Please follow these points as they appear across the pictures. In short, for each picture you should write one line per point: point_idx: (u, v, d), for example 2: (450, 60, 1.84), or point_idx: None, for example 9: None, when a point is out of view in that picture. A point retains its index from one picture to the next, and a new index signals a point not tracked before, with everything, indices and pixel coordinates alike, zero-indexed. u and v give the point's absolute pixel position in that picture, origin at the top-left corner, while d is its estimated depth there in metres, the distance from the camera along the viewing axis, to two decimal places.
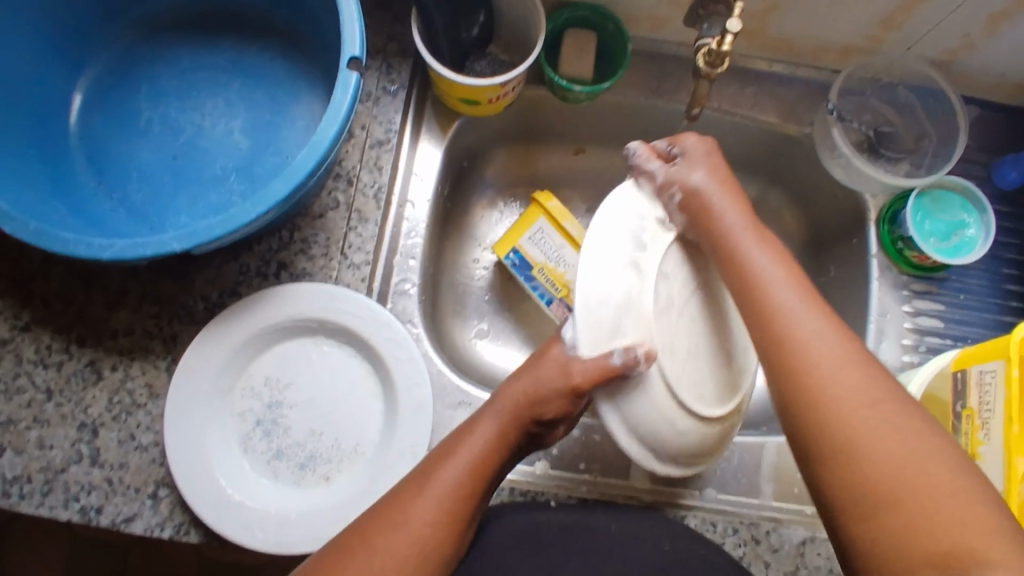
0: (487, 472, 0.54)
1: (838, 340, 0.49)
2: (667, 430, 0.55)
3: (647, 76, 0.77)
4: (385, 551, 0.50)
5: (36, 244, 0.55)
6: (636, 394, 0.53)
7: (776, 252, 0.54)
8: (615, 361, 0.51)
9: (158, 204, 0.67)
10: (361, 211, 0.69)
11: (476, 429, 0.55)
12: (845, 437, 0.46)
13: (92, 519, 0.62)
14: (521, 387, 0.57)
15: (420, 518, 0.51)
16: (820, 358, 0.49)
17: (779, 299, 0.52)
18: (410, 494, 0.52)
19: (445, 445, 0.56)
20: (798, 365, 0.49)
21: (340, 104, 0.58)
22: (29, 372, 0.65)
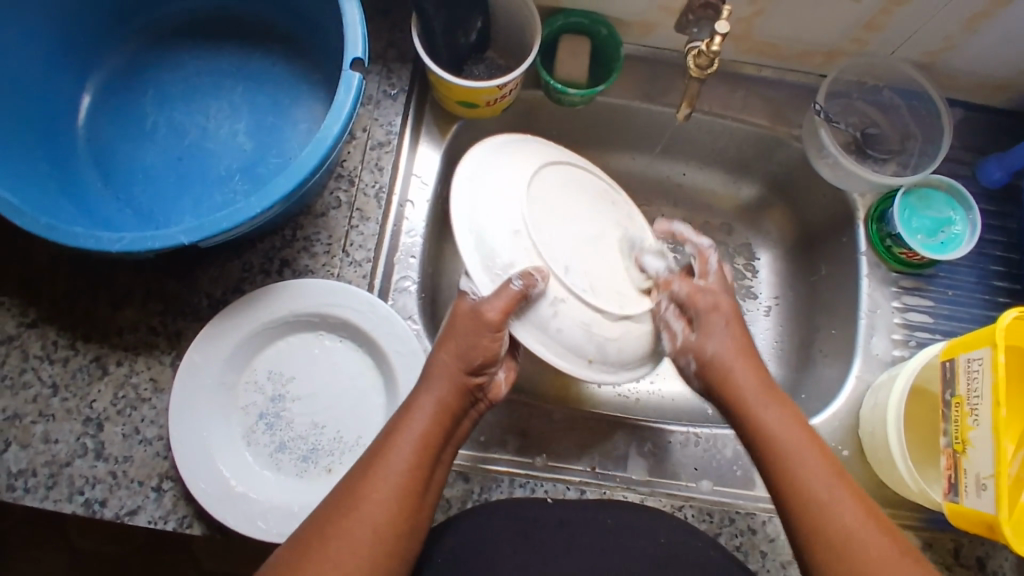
0: (430, 441, 0.55)
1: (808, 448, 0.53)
2: (587, 337, 0.59)
3: (639, 80, 0.79)
4: (346, 535, 0.50)
5: (47, 237, 0.56)
6: (552, 307, 0.57)
7: (761, 375, 0.57)
8: (514, 288, 0.56)
9: (164, 203, 0.69)
10: (362, 210, 0.71)
11: (418, 404, 0.56)
12: (829, 529, 0.50)
13: (96, 512, 0.63)
14: (447, 345, 0.58)
15: (375, 497, 0.51)
16: (781, 431, 0.54)
17: (749, 397, 0.56)
18: (359, 477, 0.53)
19: (387, 424, 0.56)
20: (805, 479, 0.52)
21: (342, 104, 0.60)
22: (36, 368, 0.66)
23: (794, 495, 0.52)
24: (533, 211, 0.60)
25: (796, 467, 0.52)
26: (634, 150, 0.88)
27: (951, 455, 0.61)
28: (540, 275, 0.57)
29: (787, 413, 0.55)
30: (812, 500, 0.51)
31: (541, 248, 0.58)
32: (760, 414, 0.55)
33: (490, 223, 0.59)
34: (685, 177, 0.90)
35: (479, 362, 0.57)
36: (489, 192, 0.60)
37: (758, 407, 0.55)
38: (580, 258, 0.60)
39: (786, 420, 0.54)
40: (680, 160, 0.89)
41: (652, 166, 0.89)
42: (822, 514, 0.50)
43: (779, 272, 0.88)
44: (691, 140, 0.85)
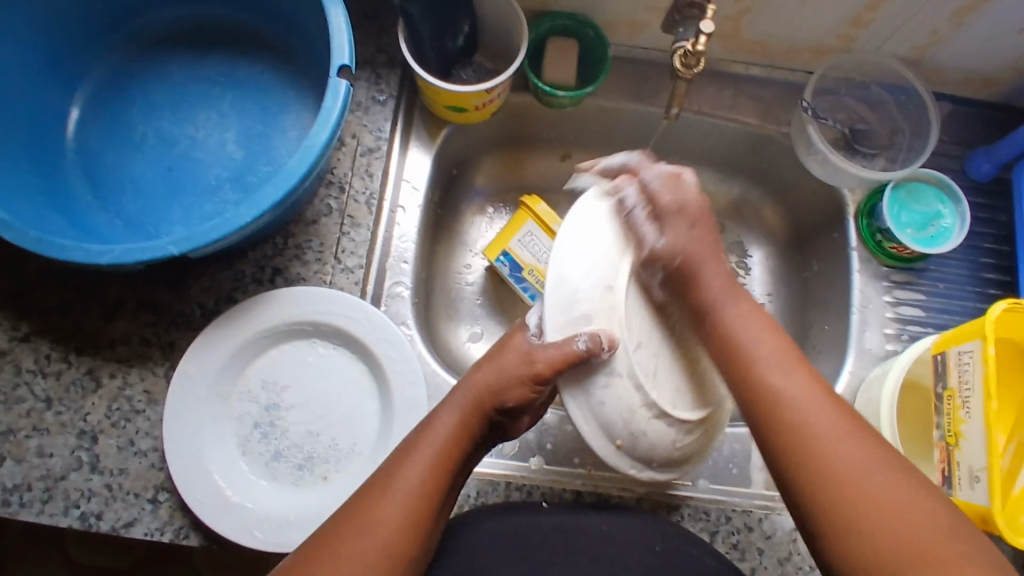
0: (451, 459, 0.55)
1: (791, 370, 0.53)
2: (624, 421, 0.55)
3: (627, 81, 0.80)
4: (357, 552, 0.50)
5: (37, 251, 0.56)
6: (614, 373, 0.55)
7: (752, 308, 0.58)
8: (577, 347, 0.53)
9: (154, 214, 0.69)
10: (353, 217, 0.71)
11: (437, 425, 0.56)
12: (811, 447, 0.50)
13: (92, 525, 0.63)
14: (476, 375, 0.58)
15: (391, 517, 0.52)
16: (737, 318, 0.57)
17: (708, 288, 0.58)
18: (374, 496, 0.53)
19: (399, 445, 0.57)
20: (761, 395, 0.53)
21: (330, 111, 0.60)
22: (28, 382, 0.66)
23: (766, 401, 0.53)
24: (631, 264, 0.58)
25: (735, 339, 0.56)
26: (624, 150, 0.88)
27: (944, 448, 0.61)
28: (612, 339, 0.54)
29: (746, 305, 0.58)
30: (798, 424, 0.51)
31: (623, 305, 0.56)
32: (722, 313, 0.57)
33: (584, 263, 0.56)
34: None
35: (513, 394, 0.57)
36: (595, 225, 0.58)
37: (718, 303, 0.57)
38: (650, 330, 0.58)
39: (744, 310, 0.57)
40: (670, 159, 0.89)
41: None
42: (809, 448, 0.50)
43: (772, 269, 0.88)
44: (680, 139, 0.85)
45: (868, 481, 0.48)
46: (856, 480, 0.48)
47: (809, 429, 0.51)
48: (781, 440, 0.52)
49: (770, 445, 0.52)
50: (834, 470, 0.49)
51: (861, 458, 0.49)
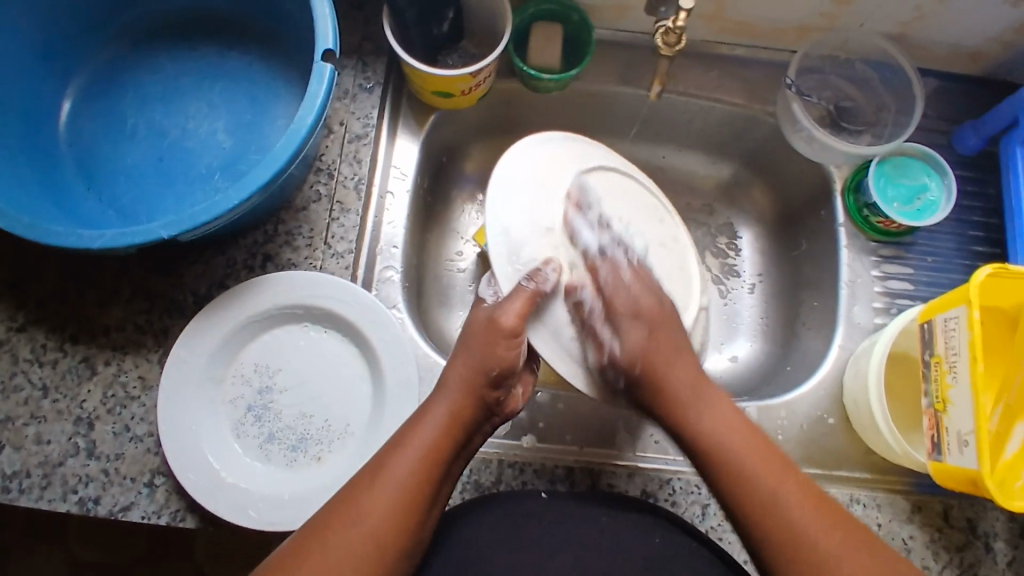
0: (444, 446, 0.56)
1: (736, 430, 0.58)
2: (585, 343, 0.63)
3: (612, 65, 0.80)
4: (351, 538, 0.51)
5: (28, 238, 0.57)
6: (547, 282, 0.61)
7: (687, 364, 0.62)
8: (526, 289, 0.60)
9: (147, 203, 0.70)
10: (342, 202, 0.72)
11: (430, 413, 0.57)
12: (764, 504, 0.54)
13: (90, 509, 0.64)
14: (465, 359, 0.60)
15: (381, 502, 0.53)
16: (714, 432, 0.58)
17: (679, 398, 0.60)
18: (367, 484, 0.54)
19: (390, 437, 0.57)
20: (740, 489, 0.56)
21: (315, 95, 0.60)
22: (25, 371, 0.67)
23: (745, 499, 0.55)
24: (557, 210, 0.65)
25: (721, 452, 0.57)
26: (611, 134, 0.89)
27: (933, 415, 0.60)
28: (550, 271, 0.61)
29: (720, 414, 0.59)
30: (740, 473, 0.56)
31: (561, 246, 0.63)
32: (700, 423, 0.59)
33: (518, 219, 0.63)
34: (664, 159, 0.91)
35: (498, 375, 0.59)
36: (528, 181, 0.65)
37: (692, 410, 0.59)
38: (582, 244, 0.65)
39: (720, 421, 0.59)
40: (658, 142, 0.90)
41: (631, 149, 0.90)
42: (773, 513, 0.54)
43: (762, 249, 0.89)
44: (668, 121, 0.86)
45: (792, 516, 0.53)
46: (810, 543, 0.52)
47: (750, 477, 0.55)
48: (756, 523, 0.54)
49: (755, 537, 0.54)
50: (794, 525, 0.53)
51: (817, 521, 0.53)
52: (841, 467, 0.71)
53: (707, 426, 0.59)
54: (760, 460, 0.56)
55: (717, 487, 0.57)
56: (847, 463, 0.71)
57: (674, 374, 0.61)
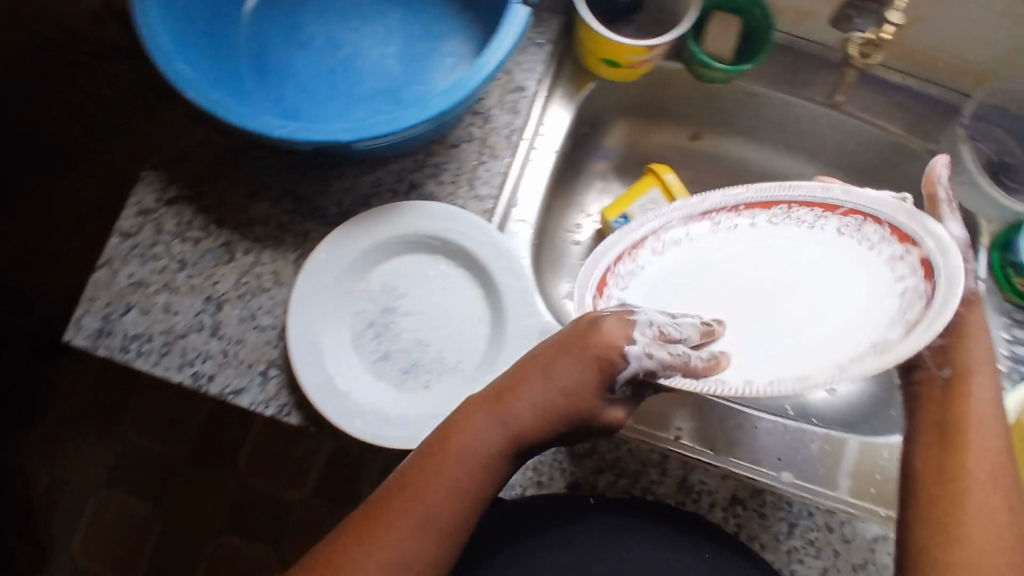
0: (499, 464, 0.49)
1: (998, 438, 0.51)
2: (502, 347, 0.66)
3: (779, 69, 0.80)
4: (396, 545, 0.48)
5: (216, 114, 0.59)
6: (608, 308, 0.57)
7: (992, 385, 0.53)
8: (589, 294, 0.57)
9: (310, 110, 0.72)
10: (493, 148, 0.73)
11: (472, 447, 0.49)
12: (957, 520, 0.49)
13: (201, 385, 0.67)
14: (540, 366, 0.49)
15: (437, 517, 0.49)
16: (987, 425, 0.52)
17: (977, 392, 0.53)
18: (416, 492, 0.49)
19: (435, 434, 0.51)
20: (956, 489, 0.50)
21: (509, 35, 0.61)
22: (167, 242, 0.70)
23: (952, 511, 0.49)
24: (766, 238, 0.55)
25: (969, 451, 0.51)
26: (757, 138, 0.88)
27: None
28: (649, 248, 0.59)
29: (999, 423, 0.52)
30: (959, 481, 0.50)
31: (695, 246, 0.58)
32: (977, 412, 0.52)
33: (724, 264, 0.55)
34: (801, 177, 0.89)
35: (592, 408, 0.47)
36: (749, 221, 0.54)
37: (981, 402, 0.52)
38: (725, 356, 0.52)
39: (999, 432, 0.52)
40: (800, 159, 0.88)
41: (771, 160, 0.89)
42: (960, 530, 0.49)
43: None
44: (818, 138, 0.85)
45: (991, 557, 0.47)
46: None
47: (968, 492, 0.49)
48: (928, 525, 0.50)
49: (923, 535, 0.50)
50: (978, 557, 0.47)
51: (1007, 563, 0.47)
52: None
53: (976, 417, 0.52)
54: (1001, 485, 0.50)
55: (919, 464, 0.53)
56: None
57: (987, 405, 0.52)
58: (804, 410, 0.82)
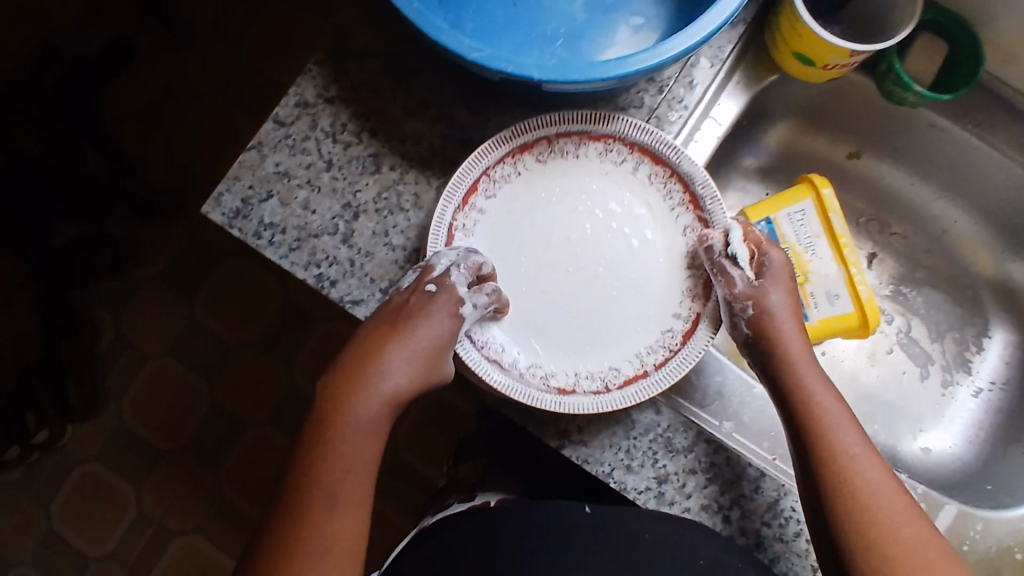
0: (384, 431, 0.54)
1: (849, 426, 0.56)
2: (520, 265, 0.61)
3: (972, 108, 0.74)
4: (329, 543, 0.50)
5: (415, 23, 0.57)
6: (466, 220, 0.61)
7: (824, 380, 0.58)
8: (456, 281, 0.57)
9: (487, 39, 0.70)
10: (660, 120, 0.70)
11: (361, 406, 0.53)
12: (875, 520, 0.53)
13: (324, 288, 0.67)
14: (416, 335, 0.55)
15: (339, 514, 0.51)
16: (824, 403, 0.57)
17: (807, 378, 0.58)
18: (320, 485, 0.51)
19: (322, 421, 0.53)
20: (852, 485, 0.54)
21: (727, 6, 0.59)
22: (319, 140, 0.69)
23: (861, 511, 0.53)
24: (624, 187, 0.63)
25: (853, 464, 0.55)
26: (916, 175, 0.83)
27: None
28: (536, 153, 0.62)
29: (829, 394, 0.57)
30: (846, 474, 0.54)
31: (568, 166, 0.62)
32: (812, 389, 0.57)
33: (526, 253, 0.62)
34: (953, 225, 0.84)
35: (437, 379, 0.56)
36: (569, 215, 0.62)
37: (808, 379, 0.58)
38: (546, 316, 0.61)
39: (834, 396, 0.57)
40: (957, 205, 0.84)
41: (925, 199, 0.85)
42: (875, 532, 0.53)
43: (1006, 359, 0.83)
44: (986, 190, 0.80)
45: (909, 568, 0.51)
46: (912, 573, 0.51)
47: (857, 481, 0.54)
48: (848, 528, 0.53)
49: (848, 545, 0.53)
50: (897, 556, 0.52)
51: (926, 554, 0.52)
52: None
53: (822, 400, 0.57)
54: (877, 476, 0.54)
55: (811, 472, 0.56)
56: None
57: (817, 389, 0.57)
58: (893, 460, 0.80)
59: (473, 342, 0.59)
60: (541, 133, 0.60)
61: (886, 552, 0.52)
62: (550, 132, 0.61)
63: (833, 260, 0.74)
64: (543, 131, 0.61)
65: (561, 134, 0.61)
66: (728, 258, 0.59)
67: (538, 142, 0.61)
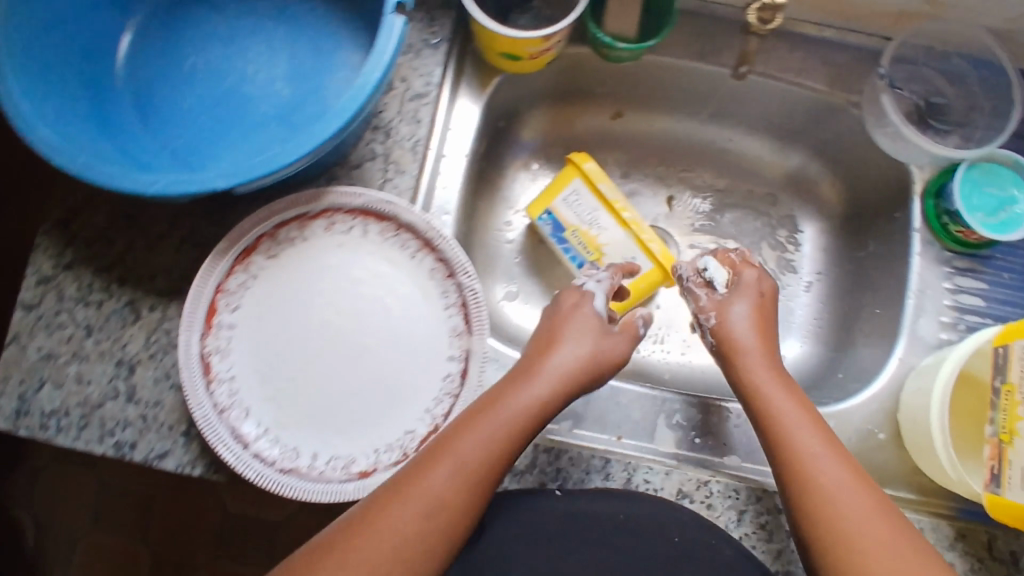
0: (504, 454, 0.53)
1: (807, 420, 0.58)
2: (273, 367, 0.62)
3: (691, 37, 0.75)
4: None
5: (84, 178, 0.55)
6: (217, 340, 0.61)
7: (773, 366, 0.62)
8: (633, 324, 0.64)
9: (202, 149, 0.67)
10: (397, 164, 0.69)
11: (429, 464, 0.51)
12: (823, 500, 0.53)
13: (125, 454, 0.65)
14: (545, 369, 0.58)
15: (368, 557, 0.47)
16: (789, 409, 0.59)
17: (766, 384, 0.61)
18: (336, 548, 0.48)
19: (360, 509, 0.50)
20: (805, 470, 0.55)
21: (384, 49, 0.57)
22: (71, 310, 0.66)
23: (809, 493, 0.54)
24: (362, 253, 0.63)
25: (802, 452, 0.56)
26: (678, 112, 0.85)
27: (996, 445, 0.58)
28: (263, 251, 0.62)
29: (797, 398, 0.60)
30: (799, 464, 0.55)
31: (303, 253, 0.63)
32: (767, 388, 0.61)
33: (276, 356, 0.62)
34: (731, 143, 0.87)
35: (607, 361, 0.61)
36: (311, 299, 0.63)
37: (770, 388, 0.60)
38: (327, 407, 0.61)
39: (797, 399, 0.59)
40: (727, 125, 0.85)
41: (697, 128, 0.86)
42: (829, 509, 0.53)
43: (824, 246, 0.86)
44: (742, 104, 0.81)
45: (876, 533, 0.51)
46: (876, 543, 0.51)
47: (809, 469, 0.55)
48: (807, 513, 0.53)
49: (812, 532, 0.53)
50: (854, 529, 0.51)
51: (883, 522, 0.52)
52: (887, 486, 0.69)
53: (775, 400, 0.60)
54: (830, 462, 0.55)
55: (781, 476, 0.56)
56: (892, 481, 0.69)
57: (774, 391, 0.60)
58: None
59: (262, 458, 0.60)
60: (257, 232, 0.61)
61: (839, 522, 0.52)
62: (267, 228, 0.62)
63: (616, 225, 0.76)
64: (259, 230, 0.61)
65: (279, 225, 0.62)
66: (703, 282, 0.69)
67: (260, 241, 0.62)
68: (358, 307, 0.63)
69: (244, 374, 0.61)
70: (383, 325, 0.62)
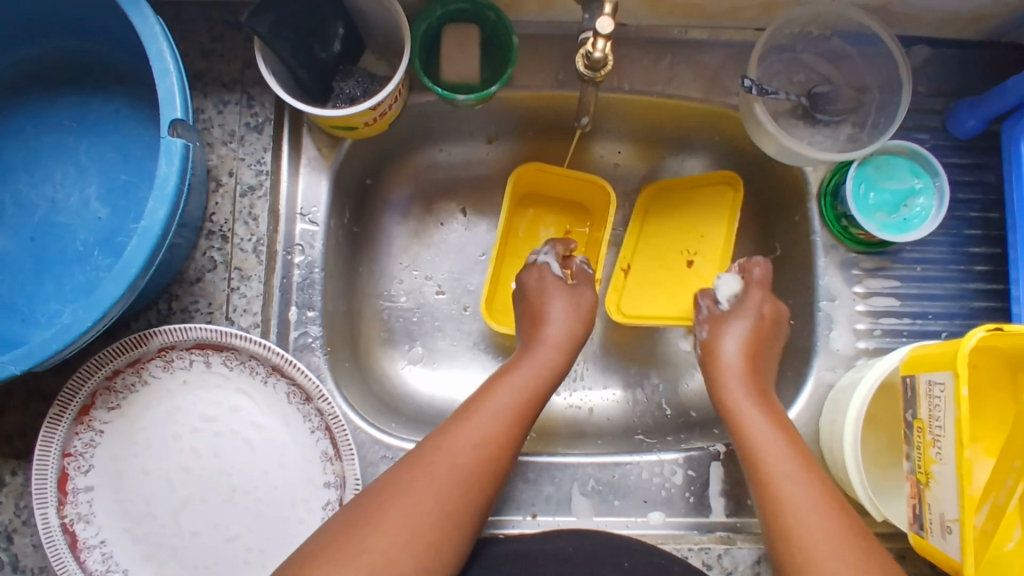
0: (492, 456, 0.55)
1: (758, 397, 0.62)
2: (143, 521, 0.58)
3: (545, 63, 0.68)
4: (366, 544, 0.48)
5: None
6: (76, 508, 0.57)
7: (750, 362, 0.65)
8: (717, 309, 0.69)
9: (27, 295, 0.62)
10: (241, 269, 0.63)
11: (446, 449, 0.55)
12: (759, 467, 0.57)
13: None
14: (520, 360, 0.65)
15: (387, 528, 0.49)
16: (742, 388, 0.63)
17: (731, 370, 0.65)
18: (351, 527, 0.50)
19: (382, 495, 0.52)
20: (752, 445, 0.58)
21: (167, 179, 0.51)
22: None
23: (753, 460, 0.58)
24: (210, 387, 0.60)
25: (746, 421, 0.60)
26: (557, 136, 0.78)
27: (914, 484, 0.54)
28: (102, 405, 0.58)
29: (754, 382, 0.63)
30: (742, 429, 0.60)
31: (147, 398, 0.59)
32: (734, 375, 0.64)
33: (142, 511, 0.58)
34: (621, 155, 0.80)
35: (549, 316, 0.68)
36: (164, 443, 0.59)
37: (735, 371, 0.64)
38: (208, 557, 0.58)
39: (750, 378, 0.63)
40: (613, 137, 0.79)
41: (582, 147, 0.80)
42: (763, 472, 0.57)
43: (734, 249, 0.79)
44: (621, 119, 0.75)
45: (800, 494, 0.54)
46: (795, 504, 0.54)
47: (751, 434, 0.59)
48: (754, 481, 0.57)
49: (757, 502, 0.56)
50: (778, 492, 0.55)
51: (799, 481, 0.55)
52: None
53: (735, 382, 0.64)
54: (767, 433, 0.58)
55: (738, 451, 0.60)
56: None
57: (736, 378, 0.64)
58: (682, 404, 0.77)
59: None
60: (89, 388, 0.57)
61: (767, 484, 0.56)
62: (100, 383, 0.57)
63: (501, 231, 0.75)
64: (90, 388, 0.57)
65: (113, 375, 0.58)
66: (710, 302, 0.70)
67: (96, 396, 0.58)
68: (218, 445, 0.59)
69: (114, 536, 0.58)
70: (253, 458, 0.59)
